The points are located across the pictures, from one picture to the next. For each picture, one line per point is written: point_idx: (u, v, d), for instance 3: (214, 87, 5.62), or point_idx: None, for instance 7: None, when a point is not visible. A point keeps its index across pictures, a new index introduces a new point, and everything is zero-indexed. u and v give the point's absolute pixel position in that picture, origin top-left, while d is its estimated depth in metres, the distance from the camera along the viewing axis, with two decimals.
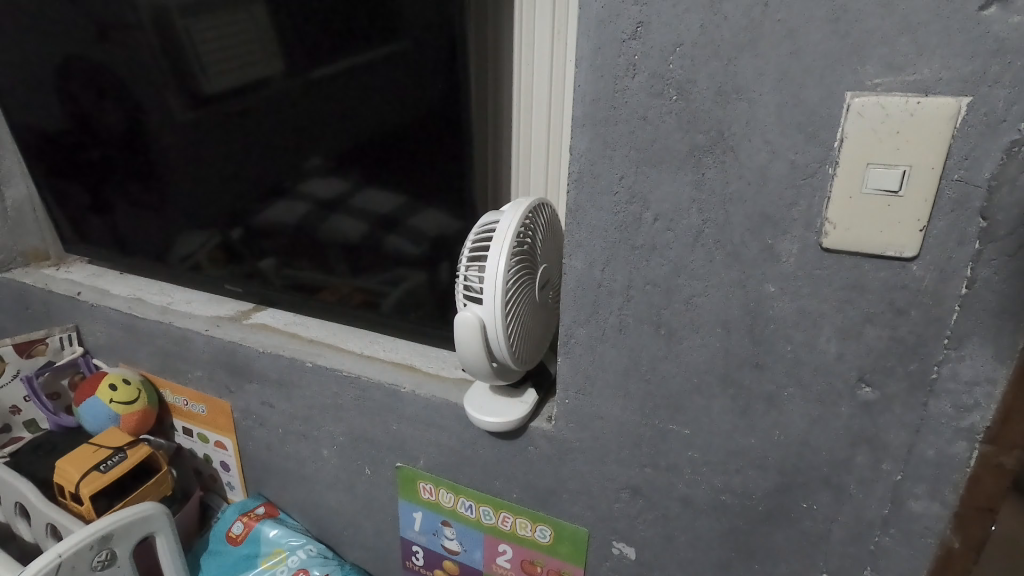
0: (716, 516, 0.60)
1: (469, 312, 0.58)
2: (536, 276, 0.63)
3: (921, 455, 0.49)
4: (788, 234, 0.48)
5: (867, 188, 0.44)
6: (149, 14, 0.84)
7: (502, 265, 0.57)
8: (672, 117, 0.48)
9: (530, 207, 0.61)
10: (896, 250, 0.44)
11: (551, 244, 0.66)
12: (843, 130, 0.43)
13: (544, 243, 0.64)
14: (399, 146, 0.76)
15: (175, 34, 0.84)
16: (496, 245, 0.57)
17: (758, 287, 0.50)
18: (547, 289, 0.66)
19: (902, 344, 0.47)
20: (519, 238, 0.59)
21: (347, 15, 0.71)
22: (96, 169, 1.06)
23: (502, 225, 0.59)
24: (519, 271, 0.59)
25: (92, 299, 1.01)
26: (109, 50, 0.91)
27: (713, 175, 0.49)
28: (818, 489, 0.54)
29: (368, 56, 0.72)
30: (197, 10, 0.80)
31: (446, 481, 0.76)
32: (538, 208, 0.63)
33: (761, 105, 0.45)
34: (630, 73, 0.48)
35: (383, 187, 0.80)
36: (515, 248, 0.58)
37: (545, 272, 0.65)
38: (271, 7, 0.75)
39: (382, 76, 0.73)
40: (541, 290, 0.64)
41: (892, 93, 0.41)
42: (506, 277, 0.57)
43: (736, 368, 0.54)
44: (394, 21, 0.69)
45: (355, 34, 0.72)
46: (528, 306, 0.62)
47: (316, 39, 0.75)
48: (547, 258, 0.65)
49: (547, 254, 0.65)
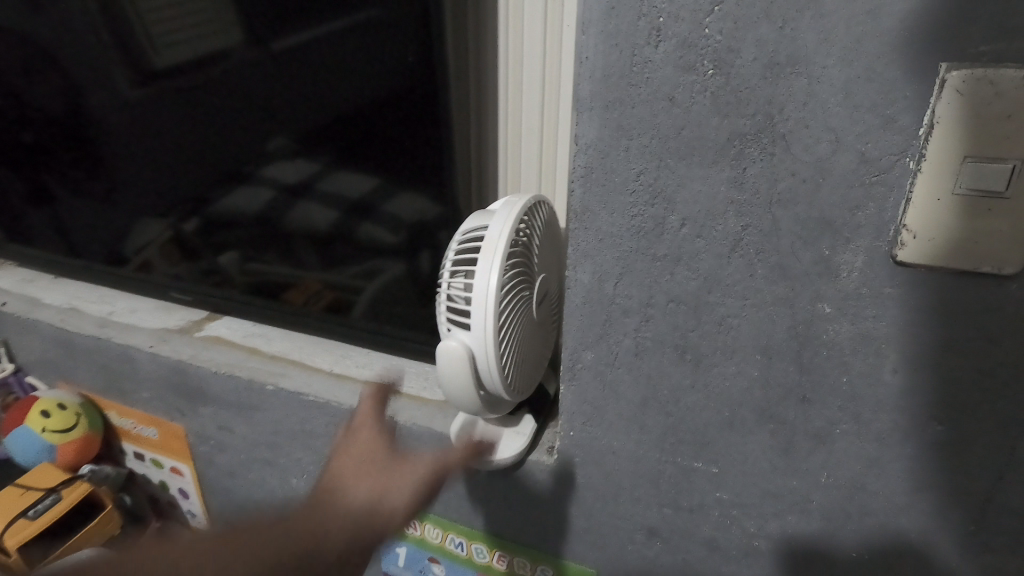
0: (746, 563, 0.52)
1: (454, 341, 0.48)
2: (535, 290, 0.53)
3: (1003, 506, 0.41)
4: (851, 244, 0.38)
5: (961, 188, 0.34)
6: None
7: (494, 284, 0.46)
8: (707, 96, 0.38)
9: (525, 207, 0.51)
10: (993, 267, 0.35)
11: (551, 251, 0.56)
12: (933, 113, 0.34)
13: (543, 250, 0.54)
14: (368, 129, 0.65)
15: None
16: (486, 260, 0.47)
17: (809, 307, 0.41)
18: (547, 302, 0.56)
19: (990, 378, 0.38)
20: (512, 247, 0.49)
21: None
22: (17, 159, 0.92)
23: (491, 232, 0.48)
24: (515, 287, 0.49)
25: (19, 311, 0.89)
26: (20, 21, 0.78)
27: (758, 171, 0.39)
28: (872, 537, 0.46)
29: (331, 23, 0.61)
30: None
31: (432, 516, 0.67)
32: (534, 207, 0.52)
33: (824, 81, 0.35)
34: (654, 40, 0.38)
35: (349, 176, 0.69)
36: (509, 261, 0.48)
37: (545, 283, 0.55)
38: None
39: (344, 45, 0.61)
40: (541, 306, 0.55)
41: (1005, 65, 0.32)
42: (498, 298, 0.47)
43: (778, 400, 0.45)
44: None
45: None
46: (526, 327, 0.52)
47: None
48: (547, 266, 0.55)
49: (546, 262, 0.55)
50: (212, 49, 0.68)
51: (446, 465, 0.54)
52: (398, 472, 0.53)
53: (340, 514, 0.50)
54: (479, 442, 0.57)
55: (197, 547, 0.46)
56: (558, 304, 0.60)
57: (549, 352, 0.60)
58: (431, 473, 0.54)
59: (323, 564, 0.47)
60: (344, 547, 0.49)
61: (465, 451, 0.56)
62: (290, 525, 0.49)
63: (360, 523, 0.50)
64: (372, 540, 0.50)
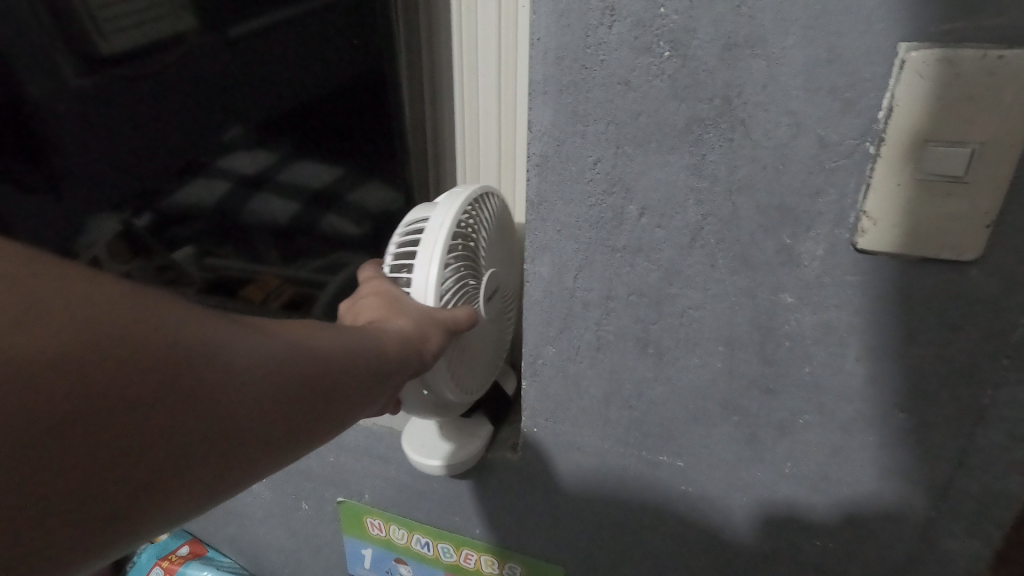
0: (714, 555, 0.51)
1: None
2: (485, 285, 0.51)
3: (963, 490, 0.41)
4: (812, 232, 0.37)
5: (922, 173, 0.33)
6: None
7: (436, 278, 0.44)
8: (664, 80, 0.36)
9: (470, 197, 0.49)
10: (953, 253, 0.34)
11: (502, 244, 0.54)
12: (893, 95, 0.32)
13: (494, 244, 0.52)
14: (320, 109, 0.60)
15: None
16: (427, 252, 0.44)
17: (770, 297, 0.40)
18: (500, 298, 0.54)
19: (950, 365, 0.38)
20: (455, 240, 0.47)
21: None
22: None
23: (432, 224, 0.46)
24: (461, 281, 0.47)
25: None
26: None
27: (718, 157, 0.37)
28: (836, 526, 0.46)
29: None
30: None
31: (397, 516, 0.65)
32: (480, 198, 0.50)
33: (783, 63, 0.34)
34: (608, 20, 0.36)
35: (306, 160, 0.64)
36: (451, 254, 0.46)
37: (497, 278, 0.53)
38: None
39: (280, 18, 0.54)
40: (494, 302, 0.53)
41: (964, 45, 0.30)
42: (440, 293, 0.44)
43: (742, 393, 0.44)
44: None
45: None
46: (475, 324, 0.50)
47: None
48: (499, 260, 0.53)
49: (498, 258, 0.53)
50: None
51: (468, 323, 0.44)
52: (423, 313, 0.41)
53: (359, 332, 0.37)
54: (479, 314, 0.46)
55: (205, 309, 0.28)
56: (514, 300, 0.58)
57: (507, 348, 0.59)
58: (459, 326, 0.43)
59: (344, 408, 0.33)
60: (386, 369, 0.36)
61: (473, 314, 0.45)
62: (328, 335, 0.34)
63: (397, 349, 0.38)
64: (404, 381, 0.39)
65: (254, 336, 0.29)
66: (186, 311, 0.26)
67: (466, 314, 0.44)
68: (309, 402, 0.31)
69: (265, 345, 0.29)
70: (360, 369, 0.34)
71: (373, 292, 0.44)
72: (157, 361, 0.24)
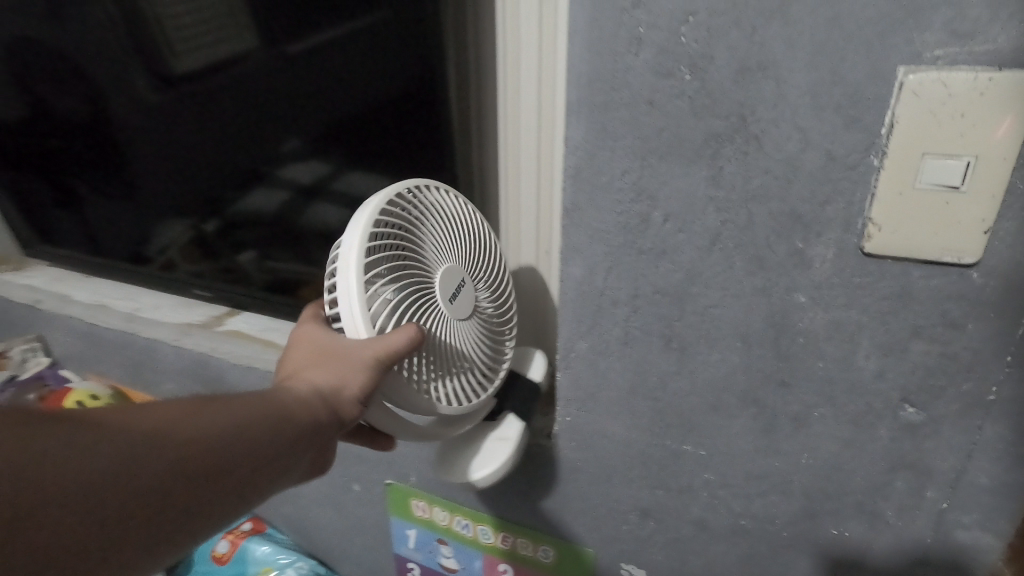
0: (734, 541, 0.55)
1: None
2: (438, 283, 0.48)
3: (972, 482, 0.43)
4: (822, 236, 0.41)
5: (922, 183, 0.36)
6: None
7: (360, 298, 0.42)
8: (685, 100, 0.41)
9: (380, 208, 0.45)
10: (954, 257, 0.37)
11: (457, 233, 0.51)
12: (893, 113, 0.36)
13: (439, 237, 0.49)
14: (383, 121, 0.67)
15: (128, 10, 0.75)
16: (342, 275, 0.43)
17: (784, 296, 0.44)
18: (468, 290, 0.51)
19: (956, 362, 0.40)
20: (373, 259, 0.44)
21: None
22: (46, 162, 0.97)
23: (342, 249, 0.43)
24: (397, 297, 0.44)
25: (51, 307, 0.94)
26: (50, 27, 0.82)
27: (734, 169, 0.41)
28: (851, 515, 0.48)
29: (335, 30, 0.64)
30: None
31: (439, 499, 0.71)
32: (394, 201, 0.46)
33: (792, 84, 0.38)
34: (634, 48, 0.40)
35: (366, 169, 0.71)
36: (371, 277, 0.43)
37: (458, 271, 0.50)
38: None
39: (358, 44, 0.64)
40: (462, 297, 0.50)
41: (958, 67, 0.34)
42: (369, 313, 0.43)
43: (760, 386, 0.47)
44: None
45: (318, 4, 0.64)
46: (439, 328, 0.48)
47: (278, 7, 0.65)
48: (456, 252, 0.50)
49: (454, 248, 0.50)
50: (224, 55, 0.72)
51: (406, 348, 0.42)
52: (344, 360, 0.42)
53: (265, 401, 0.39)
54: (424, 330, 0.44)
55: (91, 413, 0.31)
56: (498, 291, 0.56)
57: (504, 343, 0.56)
58: (392, 354, 0.42)
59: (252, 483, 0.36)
60: (300, 430, 0.39)
61: (412, 333, 0.43)
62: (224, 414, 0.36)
63: (305, 408, 0.40)
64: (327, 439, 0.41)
65: (155, 423, 0.33)
66: (66, 429, 0.30)
67: (402, 339, 0.42)
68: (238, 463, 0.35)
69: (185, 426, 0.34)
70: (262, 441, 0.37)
71: (303, 339, 0.46)
72: (55, 471, 0.28)
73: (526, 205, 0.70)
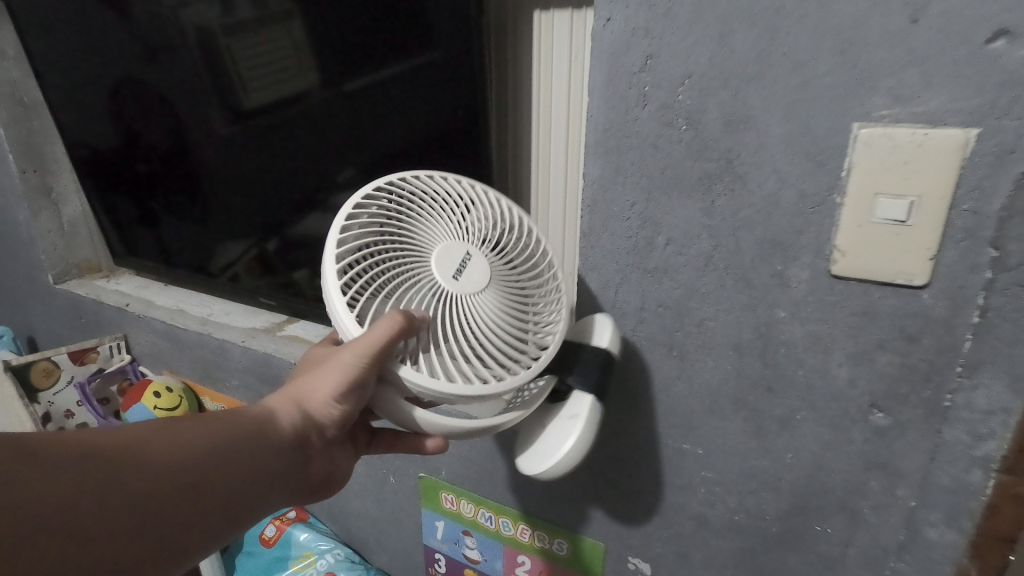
0: (730, 536, 0.61)
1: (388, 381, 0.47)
2: (431, 259, 0.47)
3: (937, 482, 0.49)
4: (798, 260, 0.48)
5: (875, 217, 0.44)
6: (191, 35, 0.88)
7: (339, 298, 0.45)
8: (682, 145, 0.50)
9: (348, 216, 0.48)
10: (906, 279, 0.44)
11: (446, 208, 0.50)
12: (850, 160, 0.44)
13: (425, 218, 0.49)
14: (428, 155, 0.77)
15: (213, 54, 0.87)
16: (324, 285, 0.46)
17: (768, 311, 0.51)
18: (479, 259, 0.48)
19: (915, 372, 0.47)
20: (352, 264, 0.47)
21: (371, 34, 0.72)
22: (138, 185, 1.11)
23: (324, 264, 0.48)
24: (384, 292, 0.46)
25: (137, 310, 1.08)
26: (151, 69, 0.96)
27: (724, 202, 0.50)
28: (832, 513, 0.54)
29: (388, 69, 0.73)
30: (232, 32, 0.84)
31: (467, 492, 0.78)
32: (366, 202, 0.49)
33: (769, 135, 0.46)
34: (641, 103, 0.50)
35: None
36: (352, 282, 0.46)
37: (456, 242, 0.48)
38: (305, 19, 0.76)
39: (407, 87, 0.73)
40: (468, 267, 0.48)
41: (900, 124, 0.42)
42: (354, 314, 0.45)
43: (749, 390, 0.54)
44: (416, 38, 0.70)
45: (375, 51, 0.73)
46: (444, 304, 0.46)
47: (340, 51, 0.76)
48: (450, 226, 0.49)
49: (445, 224, 0.49)
50: (288, 91, 0.83)
51: (386, 342, 0.43)
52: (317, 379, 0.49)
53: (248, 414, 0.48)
54: (407, 313, 0.44)
55: (91, 437, 0.39)
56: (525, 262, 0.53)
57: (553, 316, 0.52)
58: (369, 350, 0.43)
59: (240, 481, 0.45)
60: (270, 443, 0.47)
61: (391, 321, 0.43)
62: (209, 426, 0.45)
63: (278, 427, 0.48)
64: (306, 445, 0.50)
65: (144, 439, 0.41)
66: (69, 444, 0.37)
67: (378, 330, 0.42)
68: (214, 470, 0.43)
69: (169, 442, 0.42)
70: (244, 448, 0.45)
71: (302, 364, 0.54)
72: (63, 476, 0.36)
73: (553, 228, 0.78)
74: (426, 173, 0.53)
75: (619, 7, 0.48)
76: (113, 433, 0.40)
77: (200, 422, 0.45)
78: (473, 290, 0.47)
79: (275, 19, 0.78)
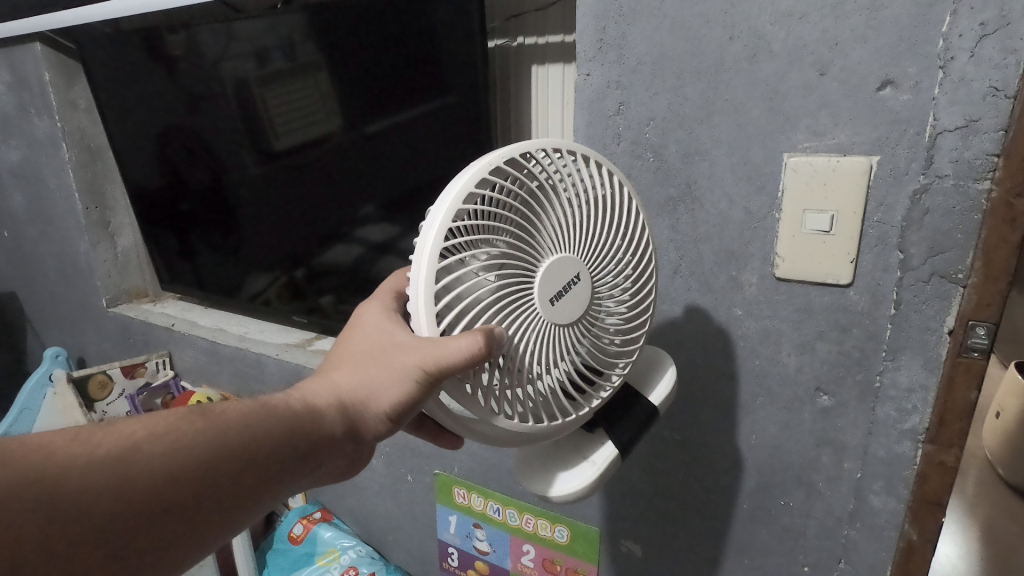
0: (707, 514, 0.69)
1: None
2: (539, 265, 0.40)
3: (876, 454, 0.57)
4: (748, 266, 0.58)
5: (806, 229, 0.54)
6: (233, 87, 1.02)
7: (431, 277, 0.37)
8: (650, 173, 0.60)
9: (484, 170, 0.39)
10: (834, 278, 0.54)
11: (579, 220, 0.42)
12: (783, 182, 0.54)
13: (559, 220, 0.41)
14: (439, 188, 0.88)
15: (254, 102, 1.01)
16: (417, 248, 0.38)
17: (726, 310, 0.61)
18: (579, 289, 0.42)
19: (849, 357, 0.56)
20: (457, 229, 0.39)
21: (394, 85, 0.85)
22: (182, 218, 1.24)
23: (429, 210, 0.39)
24: (473, 282, 0.39)
25: (182, 329, 1.20)
26: (198, 116, 1.10)
27: (686, 219, 0.60)
28: (792, 487, 0.62)
29: (405, 113, 0.86)
30: (271, 82, 0.97)
31: (477, 486, 0.87)
32: (504, 164, 0.40)
33: (718, 164, 0.57)
34: (617, 140, 0.61)
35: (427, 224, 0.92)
36: (449, 252, 0.38)
37: (572, 259, 0.42)
38: (333, 71, 0.89)
39: (422, 127, 0.85)
40: (570, 292, 0.42)
41: (819, 154, 0.52)
42: (432, 303, 0.38)
43: (716, 380, 0.63)
44: (431, 87, 0.82)
45: (397, 100, 0.85)
46: (532, 330, 0.41)
47: (364, 98, 0.88)
48: (573, 241, 0.42)
49: (571, 236, 0.42)
50: (316, 132, 0.96)
51: (461, 359, 0.36)
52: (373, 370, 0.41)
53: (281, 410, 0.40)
54: (491, 334, 0.37)
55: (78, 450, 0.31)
56: (632, 300, 0.47)
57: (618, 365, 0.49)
58: (436, 362, 0.37)
59: (263, 498, 0.38)
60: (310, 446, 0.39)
61: (472, 341, 0.36)
62: (215, 434, 0.36)
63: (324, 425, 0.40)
64: (350, 451, 0.42)
65: (163, 455, 0.33)
66: (72, 469, 0.31)
67: (455, 345, 0.36)
68: (247, 484, 0.36)
69: (193, 461, 0.34)
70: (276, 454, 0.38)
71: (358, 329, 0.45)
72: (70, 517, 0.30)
73: None
74: (587, 158, 0.45)
75: (596, 65, 0.60)
76: (129, 443, 0.33)
77: (211, 422, 0.36)
78: (563, 320, 0.41)
79: (307, 71, 0.92)
